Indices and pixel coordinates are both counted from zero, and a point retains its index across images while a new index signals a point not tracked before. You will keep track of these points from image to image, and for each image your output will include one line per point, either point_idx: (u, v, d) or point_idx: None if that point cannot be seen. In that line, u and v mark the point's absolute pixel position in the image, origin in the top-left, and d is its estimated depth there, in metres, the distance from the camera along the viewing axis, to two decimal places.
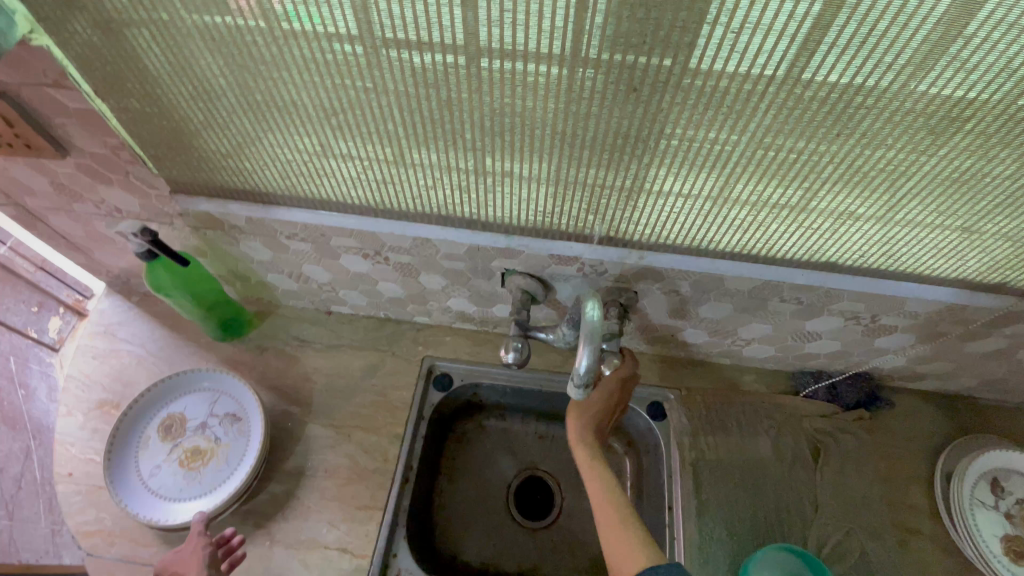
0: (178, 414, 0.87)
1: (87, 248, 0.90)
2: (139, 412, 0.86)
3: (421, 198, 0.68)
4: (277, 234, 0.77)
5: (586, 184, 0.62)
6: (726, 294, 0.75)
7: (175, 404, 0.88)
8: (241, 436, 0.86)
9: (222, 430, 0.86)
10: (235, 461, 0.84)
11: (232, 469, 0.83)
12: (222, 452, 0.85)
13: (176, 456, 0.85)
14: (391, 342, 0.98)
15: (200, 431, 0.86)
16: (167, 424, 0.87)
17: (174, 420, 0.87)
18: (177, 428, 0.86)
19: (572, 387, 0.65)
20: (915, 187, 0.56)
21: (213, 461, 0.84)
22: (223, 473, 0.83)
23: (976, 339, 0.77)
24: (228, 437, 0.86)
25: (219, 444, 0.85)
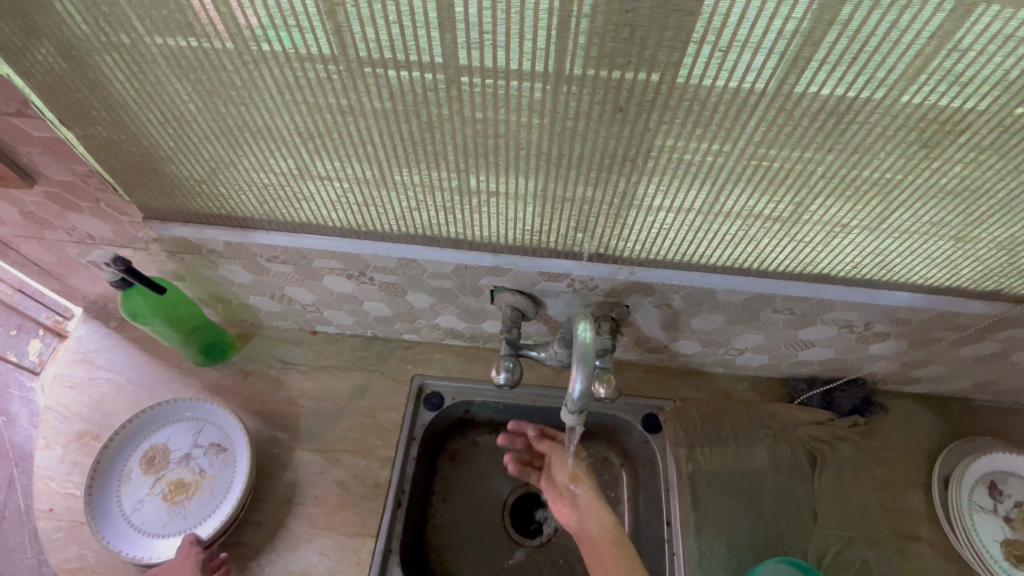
0: (161, 446, 0.85)
1: (61, 275, 0.87)
2: (120, 446, 0.84)
3: (404, 219, 0.66)
4: (257, 258, 0.75)
5: (574, 202, 0.61)
6: (718, 306, 0.74)
7: (158, 435, 0.85)
8: (226, 468, 0.83)
9: (206, 461, 0.84)
10: (221, 493, 0.82)
11: (218, 501, 0.81)
12: (205, 486, 0.82)
13: (159, 491, 0.82)
14: (379, 361, 0.96)
15: (184, 462, 0.84)
16: (150, 456, 0.84)
17: (157, 452, 0.84)
18: (160, 460, 0.84)
19: (566, 410, 0.64)
20: (907, 197, 0.55)
21: (197, 495, 0.82)
22: (208, 506, 0.81)
23: (970, 343, 0.76)
24: (213, 469, 0.83)
25: (203, 477, 0.83)
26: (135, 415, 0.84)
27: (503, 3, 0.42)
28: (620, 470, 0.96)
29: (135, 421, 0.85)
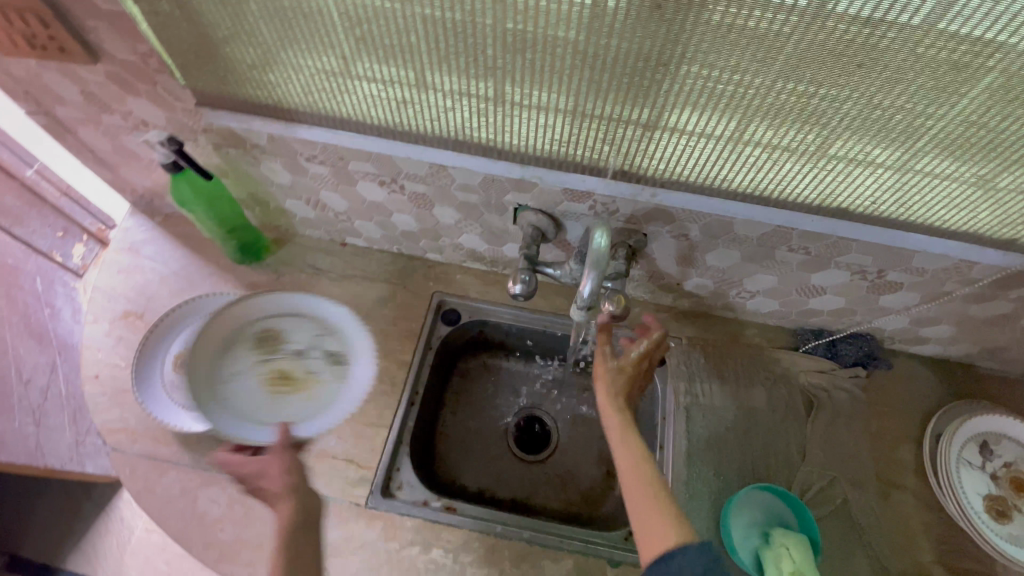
0: (315, 333, 0.90)
1: (113, 163, 0.93)
2: (277, 321, 0.90)
3: (438, 121, 0.68)
4: (297, 156, 0.78)
5: (604, 116, 0.62)
6: (735, 240, 0.76)
7: (284, 319, 0.91)
8: (303, 372, 0.87)
9: (349, 366, 0.87)
10: (267, 393, 0.85)
11: (263, 397, 0.85)
12: (260, 379, 0.87)
13: (208, 365, 0.86)
14: (402, 276, 1.00)
15: (301, 356, 0.88)
16: (263, 335, 0.90)
17: (251, 333, 0.89)
18: (270, 343, 0.89)
19: (575, 309, 0.69)
20: (935, 129, 0.56)
21: (247, 383, 0.86)
22: (315, 405, 0.84)
23: (982, 301, 0.77)
24: (341, 373, 0.87)
25: (293, 374, 0.87)
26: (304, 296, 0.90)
27: None
28: None
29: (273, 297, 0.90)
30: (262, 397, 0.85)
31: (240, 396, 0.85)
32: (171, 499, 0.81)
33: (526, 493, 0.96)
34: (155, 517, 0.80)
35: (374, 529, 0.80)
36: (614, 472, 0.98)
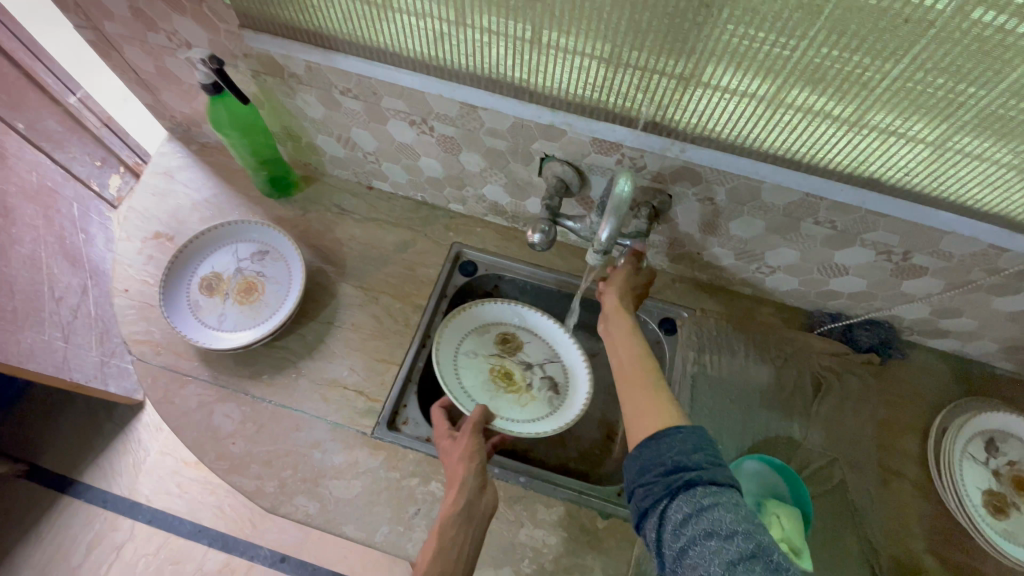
0: (559, 360, 0.96)
1: (155, 86, 0.96)
2: (532, 335, 0.97)
3: (472, 57, 0.68)
4: (332, 88, 0.79)
5: (639, 63, 0.62)
6: (761, 208, 0.75)
7: (541, 342, 0.97)
8: (552, 393, 0.93)
9: (573, 391, 0.92)
10: (488, 389, 0.92)
11: (477, 390, 0.91)
12: (491, 378, 0.93)
13: (450, 346, 0.92)
14: (424, 224, 1.02)
15: (552, 374, 0.95)
16: (507, 341, 0.97)
17: (509, 337, 0.97)
18: (516, 347, 0.96)
19: (592, 252, 0.70)
20: (982, 98, 0.54)
21: (480, 376, 0.92)
22: (526, 413, 0.90)
23: (1006, 294, 0.76)
24: (563, 397, 0.92)
25: (526, 385, 0.93)
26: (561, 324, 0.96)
27: None
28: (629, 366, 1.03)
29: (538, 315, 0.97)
30: (470, 385, 0.91)
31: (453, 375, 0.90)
32: (188, 410, 0.85)
33: (526, 445, 0.99)
34: (173, 426, 0.84)
35: (377, 457, 0.83)
36: (614, 436, 1.00)
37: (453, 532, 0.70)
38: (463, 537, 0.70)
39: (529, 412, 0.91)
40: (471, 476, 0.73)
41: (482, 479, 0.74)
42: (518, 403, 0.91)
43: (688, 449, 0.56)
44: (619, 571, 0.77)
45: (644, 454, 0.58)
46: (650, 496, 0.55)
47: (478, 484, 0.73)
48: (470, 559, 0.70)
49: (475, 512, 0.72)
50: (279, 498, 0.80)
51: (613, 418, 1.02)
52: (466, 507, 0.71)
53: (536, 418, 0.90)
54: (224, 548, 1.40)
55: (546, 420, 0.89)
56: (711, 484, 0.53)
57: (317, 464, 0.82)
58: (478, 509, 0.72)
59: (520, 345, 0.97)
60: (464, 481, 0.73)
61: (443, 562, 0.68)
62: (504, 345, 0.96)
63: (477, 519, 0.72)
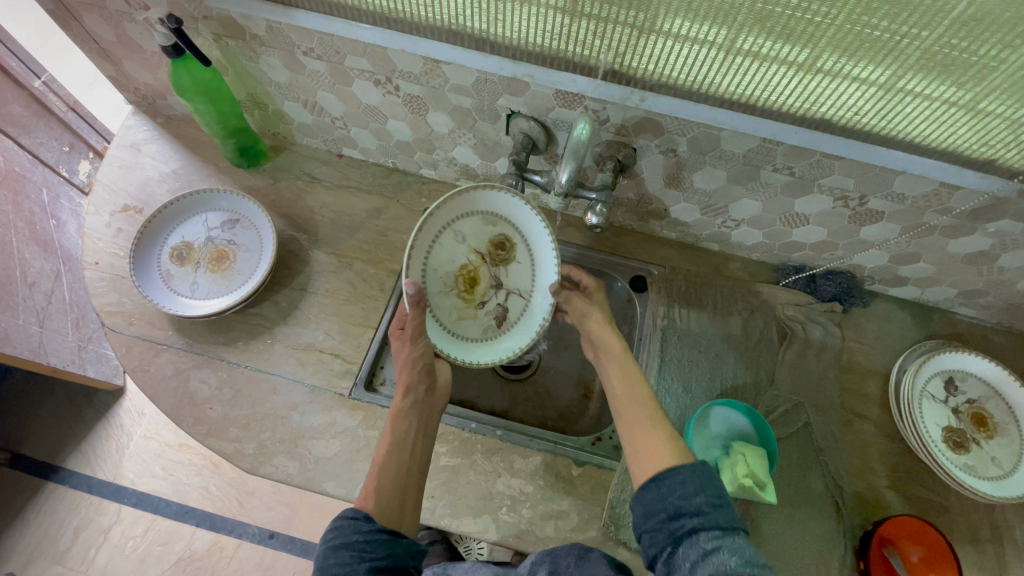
0: (525, 300, 0.90)
1: (117, 56, 0.94)
2: (527, 258, 0.89)
3: (432, 8, 0.68)
4: (295, 49, 0.79)
5: (596, 11, 0.62)
6: (722, 156, 0.76)
7: (528, 271, 0.90)
8: (494, 325, 0.91)
9: (509, 336, 0.90)
10: (448, 281, 0.89)
11: (436, 276, 0.88)
12: (460, 273, 0.90)
13: (450, 215, 0.85)
14: (397, 191, 1.02)
15: (509, 308, 0.90)
16: (504, 248, 0.89)
17: (508, 246, 0.89)
18: (502, 260, 0.90)
19: (552, 197, 0.72)
20: (922, 33, 0.55)
21: (455, 262, 0.89)
22: (453, 321, 0.90)
23: (960, 235, 0.78)
24: (497, 335, 0.90)
25: (481, 302, 0.91)
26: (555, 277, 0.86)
27: None
28: None
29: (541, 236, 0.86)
30: (436, 263, 0.88)
31: (428, 246, 0.86)
32: (164, 377, 0.85)
33: (504, 407, 1.03)
34: (149, 393, 0.84)
35: (355, 417, 0.84)
36: (590, 394, 1.03)
37: (407, 425, 0.76)
38: (417, 428, 0.77)
39: (460, 323, 0.90)
40: (419, 379, 0.80)
41: (429, 383, 0.81)
42: (459, 310, 0.90)
43: (688, 492, 0.58)
44: (594, 515, 0.80)
45: (647, 498, 0.60)
46: (655, 544, 0.58)
47: (427, 387, 0.81)
48: (425, 448, 0.77)
49: (427, 408, 0.80)
50: (258, 459, 0.81)
51: (589, 376, 1.05)
52: (417, 404, 0.79)
53: (463, 335, 0.90)
54: (212, 527, 1.42)
55: (464, 343, 0.89)
56: (714, 527, 0.55)
57: (295, 426, 0.83)
58: (429, 406, 0.80)
59: (510, 261, 0.90)
60: (412, 384, 0.80)
61: (401, 451, 0.74)
62: (497, 249, 0.90)
63: (428, 414, 0.80)
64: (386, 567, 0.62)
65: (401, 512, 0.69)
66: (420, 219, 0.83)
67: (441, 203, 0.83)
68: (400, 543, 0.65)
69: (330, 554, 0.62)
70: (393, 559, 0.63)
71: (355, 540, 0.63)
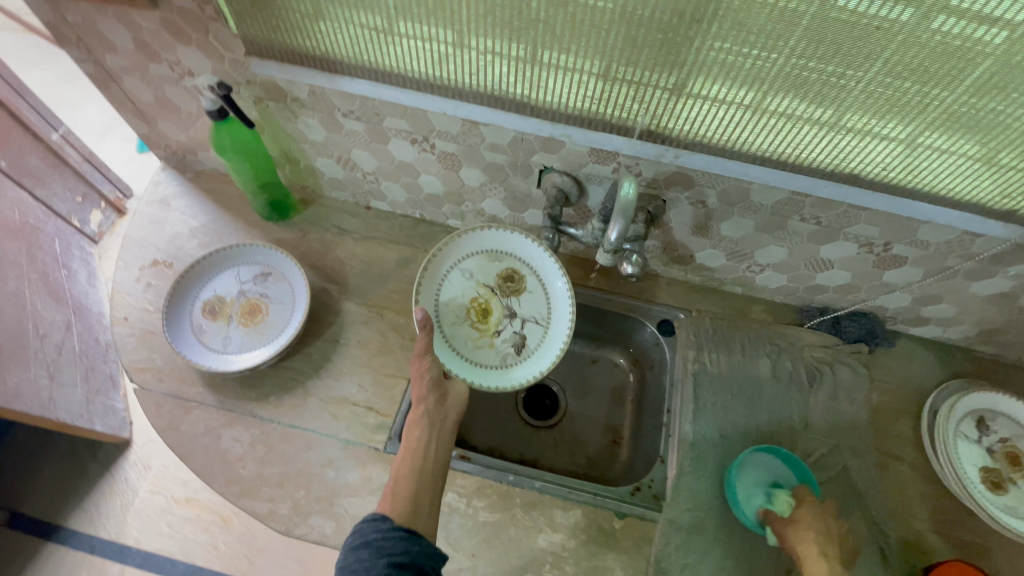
0: (542, 326, 0.92)
1: (152, 116, 0.97)
2: (537, 286, 0.93)
3: (476, 76, 0.72)
4: (335, 110, 0.82)
5: (635, 77, 0.66)
6: (750, 208, 0.79)
7: (540, 299, 0.93)
8: (513, 352, 0.92)
9: (529, 360, 0.91)
10: (461, 314, 0.93)
11: (449, 311, 0.92)
12: (473, 305, 0.93)
13: (456, 254, 0.93)
14: (425, 240, 1.04)
15: (525, 335, 0.92)
16: (513, 279, 0.94)
17: (516, 277, 0.94)
18: (513, 290, 0.94)
19: (602, 253, 0.74)
20: (946, 98, 0.59)
21: (467, 297, 0.93)
22: (473, 351, 0.91)
23: (982, 278, 0.81)
24: (517, 361, 0.91)
25: (496, 331, 0.93)
26: (570, 298, 0.90)
27: None
28: (629, 373, 1.08)
29: (547, 263, 0.92)
30: (448, 298, 0.93)
31: (437, 282, 0.92)
32: (196, 436, 0.84)
33: (534, 455, 1.02)
34: (180, 453, 0.82)
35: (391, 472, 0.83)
36: (620, 440, 1.03)
37: (420, 433, 0.77)
38: (430, 435, 0.77)
39: (479, 352, 0.91)
40: (431, 389, 0.81)
41: (439, 394, 0.82)
42: (476, 340, 0.92)
43: None
44: (639, 569, 0.78)
45: None
46: None
47: (436, 398, 0.81)
48: (442, 454, 0.77)
49: (439, 416, 0.80)
50: (294, 519, 0.79)
51: (618, 421, 1.05)
52: (430, 412, 0.79)
53: (483, 363, 0.91)
54: None
55: (482, 369, 0.90)
56: None
57: (330, 482, 0.82)
58: (440, 415, 0.80)
59: (520, 291, 0.94)
60: (425, 393, 0.81)
61: (416, 455, 0.75)
62: (506, 281, 0.94)
63: (440, 424, 0.79)
64: (404, 564, 0.63)
65: (418, 514, 0.69)
66: (427, 257, 0.90)
67: (449, 241, 0.91)
68: (417, 542, 0.65)
69: (351, 553, 0.64)
70: (411, 558, 0.63)
71: (374, 538, 0.64)
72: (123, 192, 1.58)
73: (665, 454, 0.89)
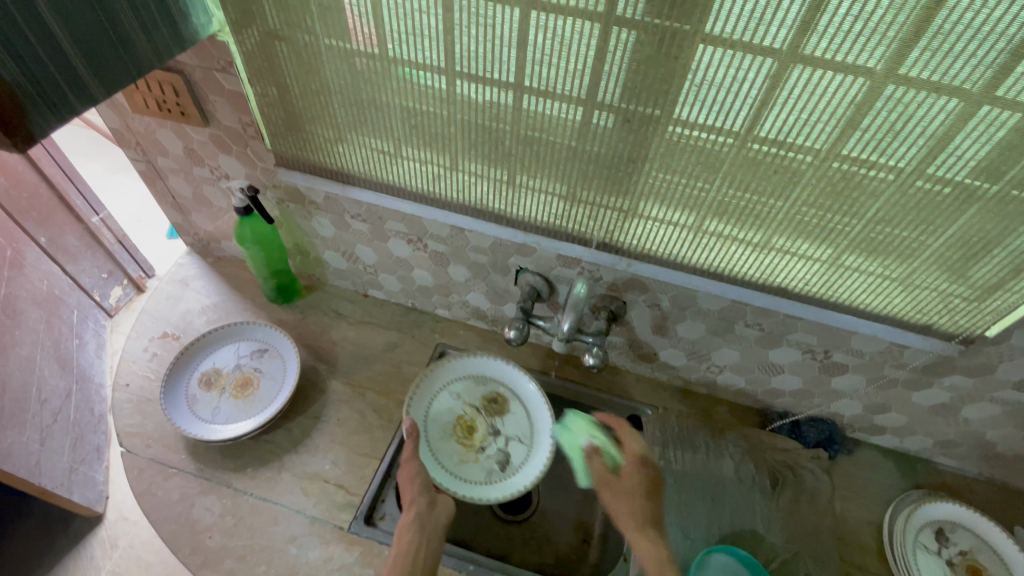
0: (526, 445, 0.98)
1: (188, 209, 1.12)
2: (522, 406, 1.01)
3: (462, 192, 0.86)
4: (344, 213, 0.97)
5: (592, 200, 0.79)
6: (700, 313, 0.89)
7: (525, 419, 1.00)
8: (496, 468, 0.96)
9: (513, 478, 0.95)
10: (448, 429, 0.99)
11: (436, 425, 0.99)
12: (459, 421, 1.00)
13: (446, 375, 1.02)
14: (412, 327, 1.13)
15: (509, 452, 0.97)
16: (498, 400, 1.02)
17: (501, 397, 1.02)
18: (499, 410, 1.01)
19: (556, 341, 0.85)
20: (849, 229, 0.71)
21: (453, 414, 1.00)
22: (457, 466, 0.96)
23: (921, 388, 0.87)
24: (501, 478, 0.95)
25: (480, 447, 0.98)
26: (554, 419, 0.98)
27: (561, 47, 0.63)
28: None
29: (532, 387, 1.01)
30: (436, 414, 1.00)
31: (427, 398, 1.00)
32: (170, 502, 0.87)
33: (504, 550, 1.02)
34: (152, 518, 0.85)
35: (352, 552, 0.84)
36: (590, 540, 1.02)
37: (409, 539, 0.78)
38: (419, 540, 0.78)
39: (463, 467, 0.96)
40: (422, 492, 0.83)
41: (430, 497, 0.83)
42: (460, 455, 0.97)
43: None
44: None
45: None
46: None
47: (427, 501, 0.83)
48: (430, 560, 0.77)
49: (430, 521, 0.81)
50: None
51: (588, 520, 1.04)
52: (420, 516, 0.80)
53: (466, 479, 0.95)
54: None
55: (467, 484, 0.94)
56: None
57: (291, 559, 0.83)
58: (432, 518, 0.81)
59: (505, 410, 1.01)
60: (415, 497, 0.83)
61: (404, 564, 0.75)
62: (492, 401, 1.02)
63: (430, 528, 0.80)
64: None
65: None
66: (419, 375, 1.00)
67: (441, 363, 1.02)
68: None
69: None
70: None
71: None
72: (146, 272, 1.73)
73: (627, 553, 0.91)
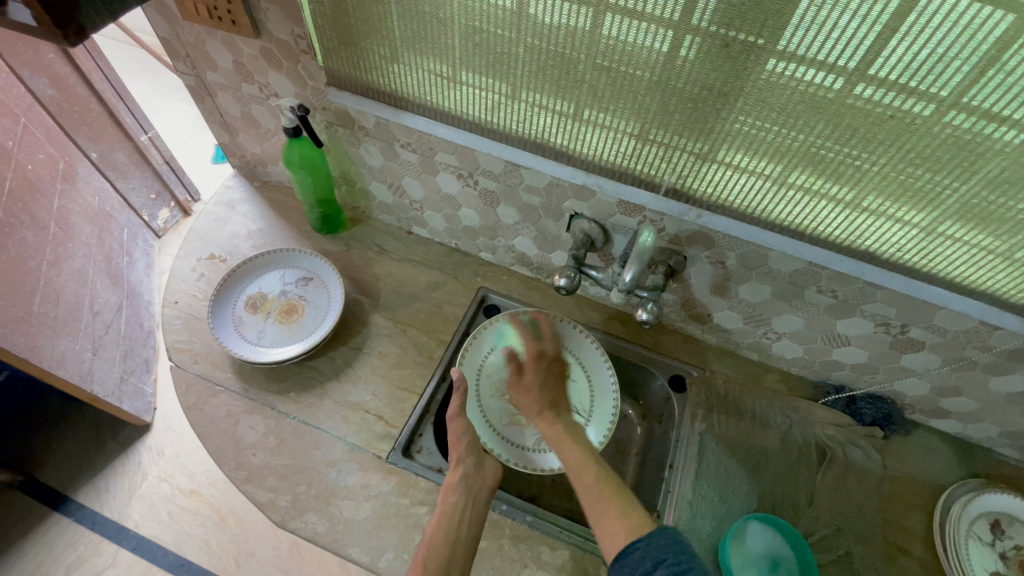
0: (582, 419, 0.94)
1: (235, 128, 1.09)
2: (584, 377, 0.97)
3: (523, 124, 0.80)
4: (395, 141, 0.92)
5: (666, 140, 0.72)
6: (768, 274, 0.83)
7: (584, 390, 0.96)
8: None
9: None
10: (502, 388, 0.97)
11: (490, 382, 0.97)
12: None
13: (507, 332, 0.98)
14: (455, 268, 1.10)
15: None
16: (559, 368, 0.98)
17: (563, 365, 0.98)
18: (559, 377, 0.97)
19: (616, 292, 0.80)
20: (962, 193, 0.62)
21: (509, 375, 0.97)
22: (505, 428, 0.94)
23: (1001, 373, 0.80)
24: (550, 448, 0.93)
25: None
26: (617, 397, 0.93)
27: None
28: (636, 425, 1.04)
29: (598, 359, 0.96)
30: (492, 371, 0.97)
31: (483, 354, 0.97)
32: (216, 418, 0.89)
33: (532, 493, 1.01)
34: (199, 431, 0.88)
35: (389, 482, 0.86)
36: None
37: (455, 499, 0.79)
38: (465, 501, 0.79)
39: (511, 431, 0.94)
40: (469, 453, 0.84)
41: (477, 458, 0.84)
42: (511, 417, 0.95)
43: None
44: None
45: None
46: None
47: (474, 462, 0.84)
48: (475, 519, 0.79)
49: (476, 484, 0.81)
50: (290, 513, 0.82)
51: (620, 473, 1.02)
52: (467, 478, 0.81)
53: (514, 442, 0.93)
54: None
55: (513, 448, 0.92)
56: None
57: (331, 483, 0.85)
58: (479, 479, 0.82)
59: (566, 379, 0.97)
60: (463, 457, 0.83)
61: (449, 524, 0.77)
62: None
63: (477, 489, 0.81)
64: None
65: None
66: (477, 330, 0.97)
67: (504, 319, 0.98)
68: None
69: None
70: None
71: None
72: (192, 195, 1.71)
73: (661, 509, 0.89)
